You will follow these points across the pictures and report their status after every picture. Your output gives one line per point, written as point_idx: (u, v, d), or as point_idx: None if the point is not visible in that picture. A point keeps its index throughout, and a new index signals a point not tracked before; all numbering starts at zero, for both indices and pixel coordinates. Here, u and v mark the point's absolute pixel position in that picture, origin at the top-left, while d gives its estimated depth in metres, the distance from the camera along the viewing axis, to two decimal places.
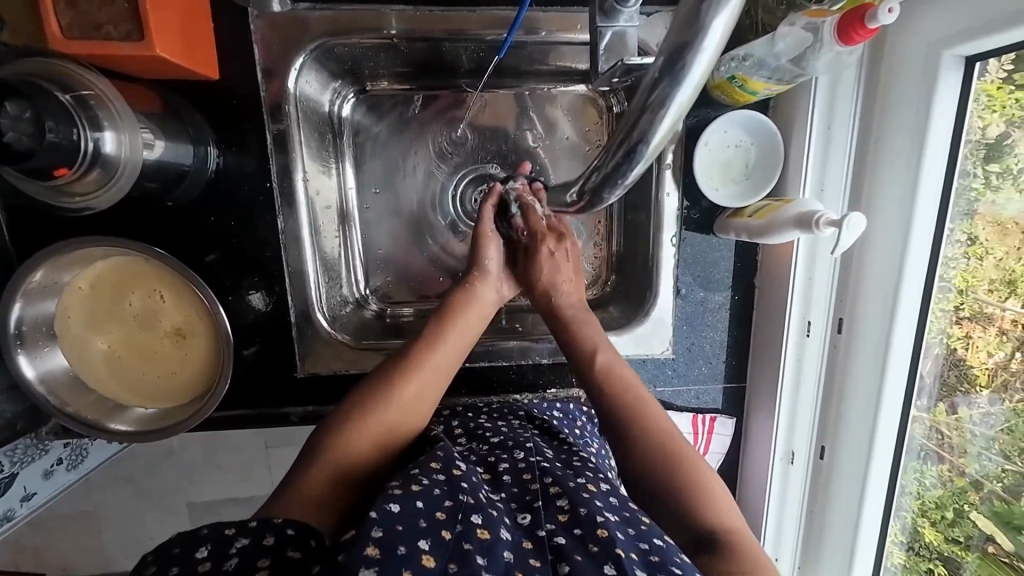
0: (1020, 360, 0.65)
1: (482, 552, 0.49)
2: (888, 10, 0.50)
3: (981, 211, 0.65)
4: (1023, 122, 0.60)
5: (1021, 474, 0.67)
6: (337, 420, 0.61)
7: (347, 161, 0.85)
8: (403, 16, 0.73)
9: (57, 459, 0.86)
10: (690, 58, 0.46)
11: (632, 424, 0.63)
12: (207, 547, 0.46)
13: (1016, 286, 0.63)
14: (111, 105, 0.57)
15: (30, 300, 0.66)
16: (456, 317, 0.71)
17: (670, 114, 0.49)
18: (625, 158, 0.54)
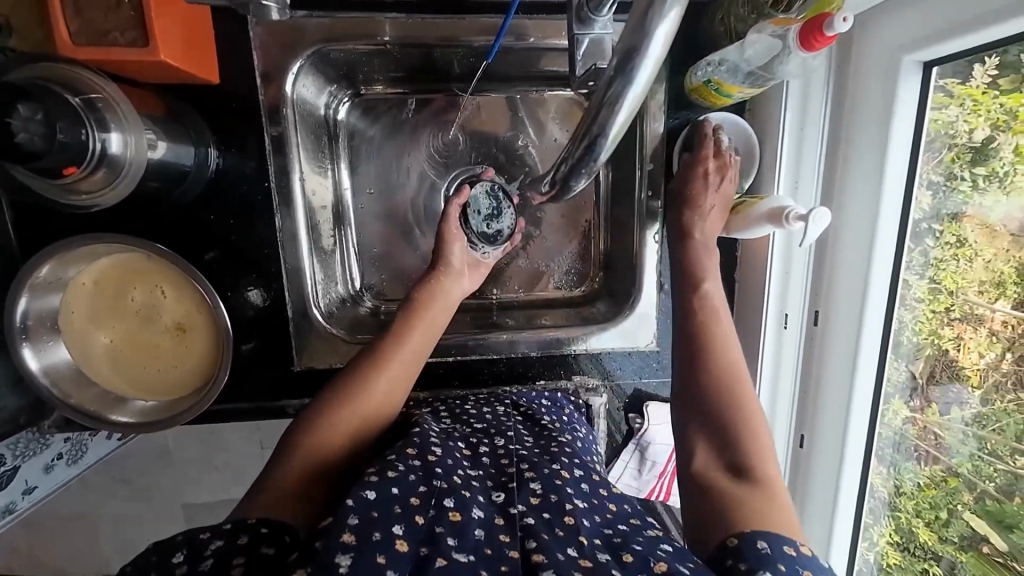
0: (1011, 361, 0.64)
1: (453, 534, 0.51)
2: (843, 19, 0.54)
3: (970, 212, 0.66)
4: (1007, 127, 0.60)
5: (1012, 473, 0.66)
6: (305, 417, 0.63)
7: (342, 161, 0.88)
8: (398, 23, 0.77)
9: (57, 454, 0.90)
10: (639, 60, 0.47)
11: (716, 348, 0.65)
12: (181, 554, 0.46)
13: (1004, 288, 0.63)
14: (119, 108, 0.60)
15: (36, 295, 0.69)
16: (422, 312, 0.73)
17: (625, 107, 0.51)
18: (589, 149, 0.55)
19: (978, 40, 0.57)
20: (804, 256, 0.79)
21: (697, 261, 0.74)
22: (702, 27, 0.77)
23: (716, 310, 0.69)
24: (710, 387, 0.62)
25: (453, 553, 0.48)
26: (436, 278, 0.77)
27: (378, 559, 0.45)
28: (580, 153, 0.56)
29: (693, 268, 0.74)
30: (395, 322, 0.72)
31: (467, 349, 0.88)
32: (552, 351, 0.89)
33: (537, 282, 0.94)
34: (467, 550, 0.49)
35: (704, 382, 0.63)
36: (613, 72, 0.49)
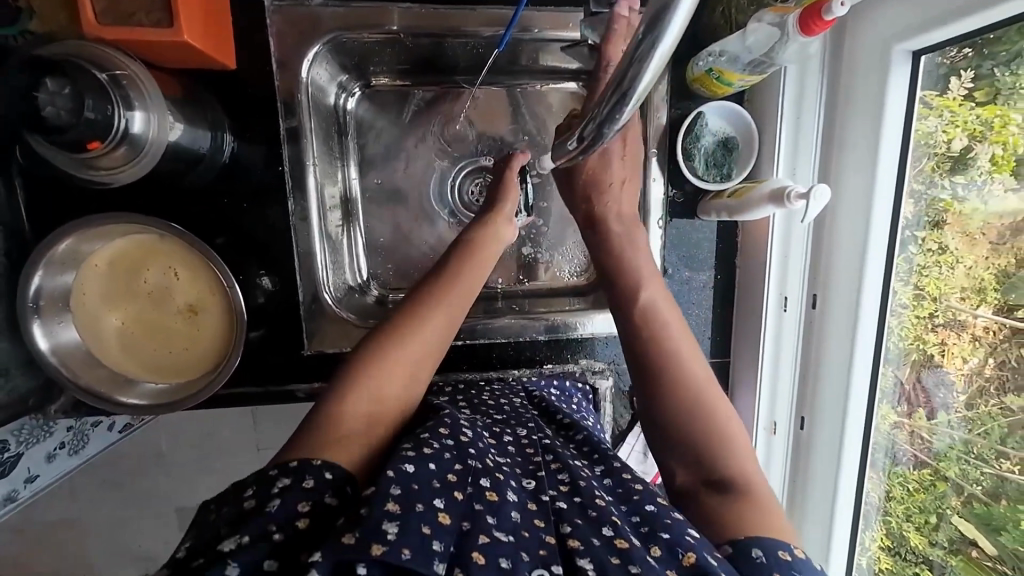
0: (993, 366, 0.69)
1: (491, 512, 0.53)
2: (841, 3, 0.58)
3: (950, 220, 0.70)
4: (982, 138, 0.66)
5: (998, 478, 0.70)
6: (348, 372, 0.61)
7: (351, 149, 0.89)
8: (404, 14, 0.79)
9: (60, 442, 0.94)
10: (670, 15, 0.42)
11: (670, 362, 0.64)
12: (252, 489, 0.51)
13: (985, 295, 0.68)
14: (144, 87, 0.61)
15: (49, 273, 0.69)
16: (460, 277, 0.71)
17: (655, 64, 0.45)
18: (618, 104, 0.49)
19: (960, 29, 0.62)
20: (803, 239, 0.82)
21: (629, 267, 0.74)
22: (702, 19, 0.81)
23: (661, 320, 0.68)
24: (677, 404, 0.62)
25: (493, 531, 0.50)
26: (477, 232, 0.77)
27: (423, 530, 0.48)
28: (608, 108, 0.50)
29: (629, 278, 0.74)
30: (432, 285, 0.70)
31: (475, 331, 0.90)
32: (558, 334, 0.91)
33: (542, 271, 0.96)
34: (507, 530, 0.51)
35: (667, 404, 0.62)
36: (642, 31, 0.44)
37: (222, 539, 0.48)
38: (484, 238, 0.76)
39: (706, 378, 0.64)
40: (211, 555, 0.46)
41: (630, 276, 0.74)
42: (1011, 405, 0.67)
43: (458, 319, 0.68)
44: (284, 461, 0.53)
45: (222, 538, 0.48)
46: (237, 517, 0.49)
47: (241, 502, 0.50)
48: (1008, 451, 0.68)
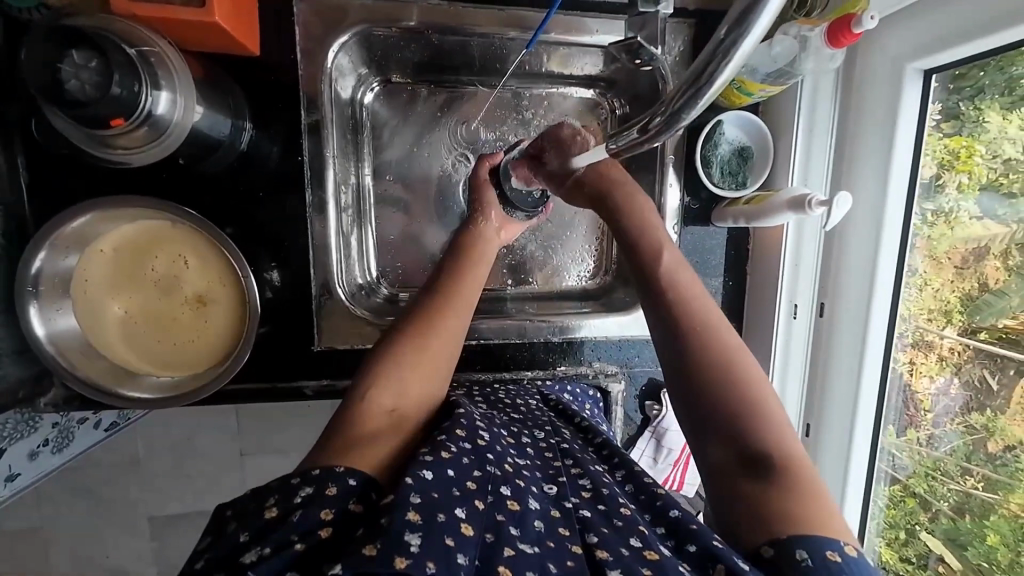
0: (957, 386, 0.76)
1: (514, 522, 0.51)
2: (871, 17, 0.60)
3: (919, 244, 0.77)
4: (948, 165, 0.73)
5: (964, 493, 0.76)
6: (364, 375, 0.62)
7: (367, 145, 0.88)
8: (425, 9, 0.79)
9: (44, 439, 0.90)
10: (762, 7, 0.39)
11: (701, 336, 0.60)
12: (275, 497, 0.50)
13: (950, 316, 0.75)
14: (172, 66, 0.60)
15: (53, 253, 0.66)
16: (462, 281, 0.72)
17: (736, 61, 0.42)
18: (691, 100, 0.45)
19: (969, 51, 0.65)
20: (814, 248, 0.84)
21: (649, 232, 0.70)
22: None
23: (686, 291, 0.64)
24: (710, 382, 0.58)
25: (518, 543, 0.49)
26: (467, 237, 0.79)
27: (446, 541, 0.46)
28: (678, 105, 0.46)
29: (645, 246, 0.69)
30: (433, 292, 0.71)
31: (489, 331, 0.89)
32: (571, 337, 0.91)
33: (554, 273, 0.96)
34: (531, 541, 0.50)
35: (698, 381, 0.58)
36: (726, 27, 0.41)
37: (244, 549, 0.46)
38: (479, 243, 0.79)
39: (739, 345, 0.60)
40: (232, 567, 0.45)
41: (647, 245, 0.69)
42: (975, 423, 0.74)
43: (466, 322, 0.70)
44: (307, 468, 0.52)
45: (245, 548, 0.47)
46: (260, 527, 0.48)
47: (263, 511, 0.49)
48: (972, 468, 0.75)
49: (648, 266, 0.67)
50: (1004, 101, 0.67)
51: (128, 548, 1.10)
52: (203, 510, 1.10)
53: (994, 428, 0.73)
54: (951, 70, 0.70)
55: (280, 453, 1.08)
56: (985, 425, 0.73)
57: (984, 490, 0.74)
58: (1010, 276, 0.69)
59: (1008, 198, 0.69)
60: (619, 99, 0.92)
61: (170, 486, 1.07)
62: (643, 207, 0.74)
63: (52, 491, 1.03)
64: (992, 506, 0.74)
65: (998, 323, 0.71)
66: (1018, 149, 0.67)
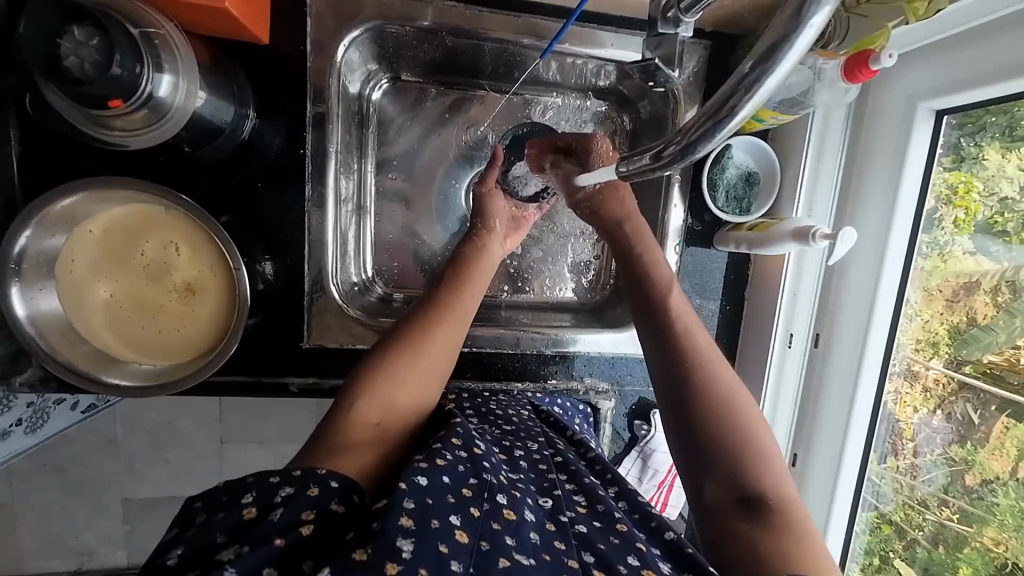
0: (940, 418, 0.76)
1: (510, 532, 0.50)
2: (889, 55, 0.60)
3: (916, 278, 0.76)
4: (946, 200, 0.73)
5: (938, 524, 0.77)
6: (352, 386, 0.61)
7: (371, 140, 0.87)
8: (438, 9, 0.78)
9: (18, 418, 0.86)
10: (786, 49, 0.38)
11: (698, 373, 0.60)
12: (251, 495, 0.48)
13: (937, 347, 0.75)
14: (175, 50, 0.58)
15: (40, 231, 0.64)
16: (453, 294, 0.71)
17: (759, 97, 0.40)
18: (711, 131, 0.43)
19: (980, 95, 0.65)
20: (814, 278, 0.83)
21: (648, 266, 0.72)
22: (736, 55, 0.83)
23: (689, 328, 0.64)
24: (709, 414, 0.58)
25: (514, 554, 0.48)
26: (478, 238, 0.79)
27: (440, 549, 0.45)
28: (696, 135, 0.44)
29: (650, 282, 0.70)
30: (432, 305, 0.69)
31: (485, 339, 0.88)
32: (564, 350, 0.90)
33: (549, 285, 0.95)
34: (527, 553, 0.49)
35: (698, 413, 0.58)
36: (749, 63, 0.40)
37: (221, 548, 0.45)
38: (478, 254, 0.77)
39: (738, 383, 0.60)
40: (209, 564, 0.44)
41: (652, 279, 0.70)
42: (955, 456, 0.75)
43: (456, 341, 0.67)
44: (287, 469, 0.51)
45: (223, 545, 0.45)
46: (237, 526, 0.46)
47: (239, 509, 0.47)
48: (949, 500, 0.76)
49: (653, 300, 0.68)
50: (1003, 140, 0.67)
51: (98, 532, 1.07)
52: (179, 496, 1.08)
53: (973, 461, 0.73)
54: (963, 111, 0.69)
55: (262, 445, 1.06)
56: (965, 459, 0.74)
57: (958, 521, 0.75)
58: (998, 312, 0.69)
59: (1000, 237, 0.69)
60: (628, 115, 0.92)
61: (146, 471, 1.05)
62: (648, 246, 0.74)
63: (23, 471, 1.01)
64: (965, 538, 0.75)
65: (982, 358, 0.71)
66: (1013, 187, 0.67)
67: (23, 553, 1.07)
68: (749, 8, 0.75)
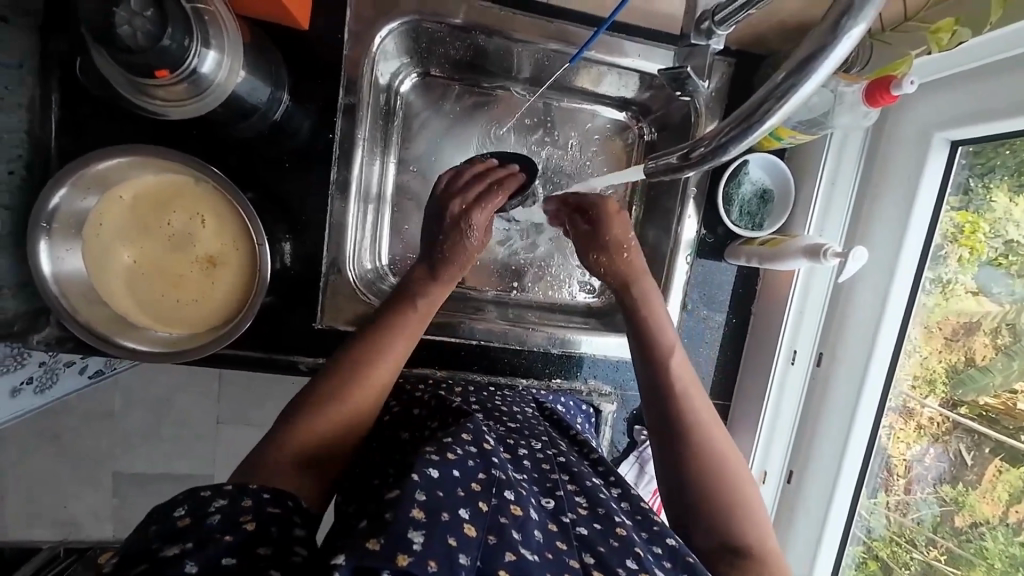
0: (931, 456, 0.78)
1: (516, 528, 0.51)
2: (911, 82, 0.62)
3: (938, 309, 0.76)
4: (949, 238, 0.75)
5: (925, 564, 0.79)
6: (306, 401, 0.61)
7: (398, 131, 0.89)
8: (472, 8, 0.79)
9: (28, 377, 0.86)
10: (821, 60, 0.40)
11: (693, 436, 0.65)
12: (184, 508, 0.47)
13: (934, 385, 0.77)
14: (223, 26, 0.60)
15: (74, 190, 0.66)
16: (405, 310, 0.70)
17: (792, 104, 0.43)
18: (741, 134, 0.46)
19: (998, 128, 0.66)
20: (822, 295, 0.84)
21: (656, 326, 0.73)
22: (760, 74, 0.85)
23: (689, 393, 0.67)
24: (702, 483, 0.63)
25: (520, 549, 0.49)
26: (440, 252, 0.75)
27: (448, 541, 0.45)
28: (728, 137, 0.47)
29: (654, 343, 0.72)
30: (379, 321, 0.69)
31: (493, 334, 0.88)
32: (570, 351, 0.91)
33: (558, 285, 0.96)
34: (532, 549, 0.50)
35: (694, 469, 0.63)
36: (783, 74, 0.42)
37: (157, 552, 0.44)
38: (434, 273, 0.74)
39: (729, 447, 0.65)
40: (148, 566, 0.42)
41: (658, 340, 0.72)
42: (944, 496, 0.76)
43: (399, 355, 0.67)
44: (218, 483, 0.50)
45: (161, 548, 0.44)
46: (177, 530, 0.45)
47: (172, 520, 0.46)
48: (937, 540, 0.78)
49: (653, 371, 0.69)
50: (1011, 184, 0.70)
51: (89, 502, 1.08)
52: (173, 469, 1.08)
53: (963, 503, 0.75)
54: (978, 144, 0.71)
55: (260, 426, 1.07)
56: (956, 499, 0.75)
57: (946, 563, 0.77)
58: (996, 354, 0.71)
59: (1006, 278, 0.71)
60: (649, 125, 0.94)
61: (144, 441, 1.06)
62: (647, 287, 0.77)
63: (23, 430, 1.02)
64: None
65: (978, 399, 0.73)
66: (1020, 232, 0.69)
67: (11, 515, 1.07)
68: (774, 31, 0.78)
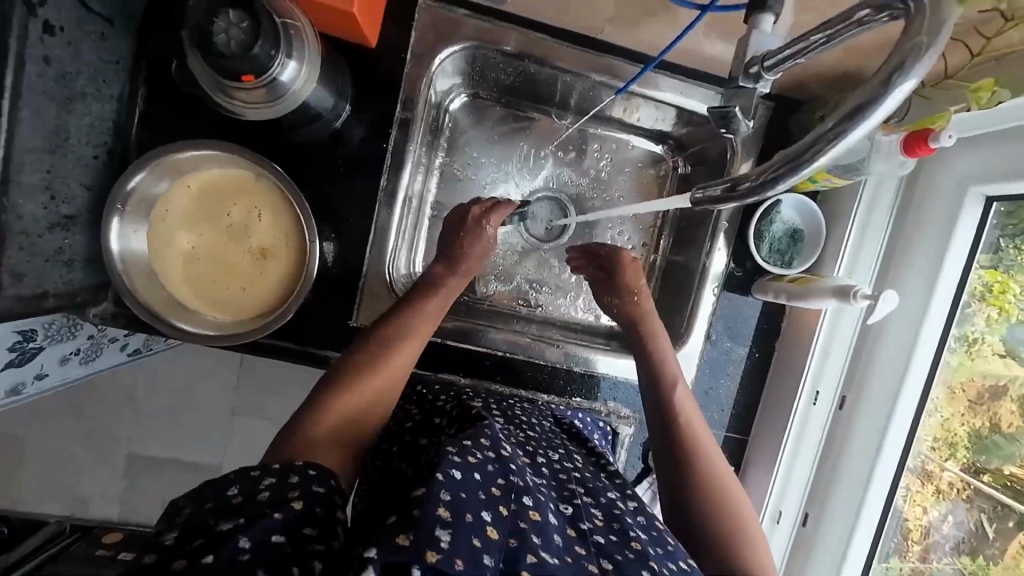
0: (949, 522, 0.80)
1: (536, 532, 0.52)
2: (949, 135, 0.64)
3: (963, 367, 0.78)
4: (976, 295, 0.76)
5: None
6: (327, 393, 0.65)
7: (444, 146, 0.94)
8: (526, 38, 0.84)
9: (77, 348, 0.89)
10: (868, 115, 0.43)
11: (695, 462, 0.67)
12: (236, 487, 0.50)
13: (955, 450, 0.79)
14: (305, 40, 0.65)
15: (150, 176, 0.71)
16: (425, 303, 0.76)
17: (840, 147, 0.45)
18: (788, 172, 0.48)
19: None
20: (848, 337, 0.84)
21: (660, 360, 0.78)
22: (797, 119, 0.88)
23: (691, 421, 0.71)
24: (705, 509, 0.64)
25: (542, 553, 0.50)
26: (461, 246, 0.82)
27: (473, 542, 0.47)
28: (773, 174, 0.50)
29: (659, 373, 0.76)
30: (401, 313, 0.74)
31: (518, 346, 0.90)
32: (592, 370, 0.92)
33: (582, 305, 0.99)
34: (554, 553, 0.51)
35: (697, 496, 0.65)
36: (831, 122, 0.45)
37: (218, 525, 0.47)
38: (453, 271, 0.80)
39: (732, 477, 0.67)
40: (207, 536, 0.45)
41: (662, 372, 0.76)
42: (961, 567, 0.79)
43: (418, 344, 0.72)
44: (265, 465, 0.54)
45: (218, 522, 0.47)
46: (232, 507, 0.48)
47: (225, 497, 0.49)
48: None
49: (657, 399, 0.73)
50: None
51: (109, 477, 1.11)
52: (192, 452, 1.11)
53: None
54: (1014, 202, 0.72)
55: (281, 418, 1.10)
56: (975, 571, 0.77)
57: None
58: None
59: None
60: (683, 159, 0.98)
61: (170, 421, 1.10)
62: (654, 326, 0.82)
63: (59, 399, 1.06)
64: None
65: (1003, 468, 0.75)
66: None
67: (33, 482, 1.10)
68: (816, 78, 0.81)
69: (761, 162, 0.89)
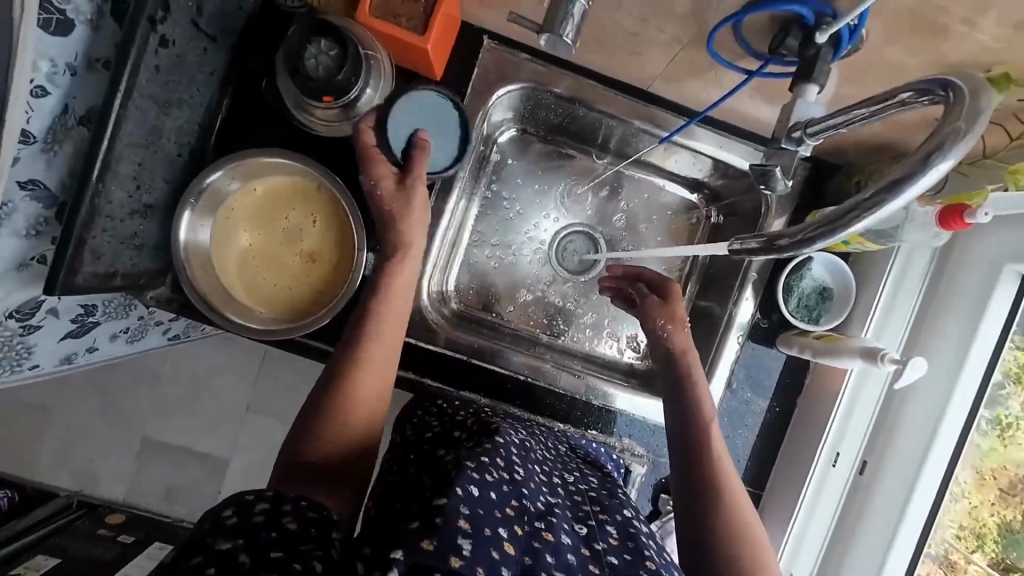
0: None
1: (550, 551, 0.53)
2: (985, 213, 0.66)
3: (991, 454, 0.79)
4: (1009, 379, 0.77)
5: None
6: (311, 419, 0.66)
7: (488, 174, 0.99)
8: (579, 84, 0.90)
9: (127, 327, 0.93)
10: (908, 186, 0.45)
11: (714, 485, 0.67)
12: (231, 508, 0.51)
13: (983, 542, 0.81)
14: (381, 67, 0.72)
15: (225, 175, 0.78)
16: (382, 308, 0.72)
17: (878, 216, 0.48)
18: (827, 233, 0.51)
19: None
20: (873, 399, 0.83)
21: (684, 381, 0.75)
22: (833, 181, 0.91)
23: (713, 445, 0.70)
24: (721, 533, 0.65)
25: (555, 572, 0.51)
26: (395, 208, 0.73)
27: (492, 554, 0.49)
28: (811, 233, 0.52)
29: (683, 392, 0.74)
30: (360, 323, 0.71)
31: (539, 372, 0.93)
32: (609, 405, 0.93)
33: (603, 339, 1.01)
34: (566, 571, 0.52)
35: (715, 518, 0.66)
36: (872, 190, 0.47)
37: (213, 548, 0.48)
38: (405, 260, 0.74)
39: (748, 503, 0.68)
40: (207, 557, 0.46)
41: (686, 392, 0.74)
42: None
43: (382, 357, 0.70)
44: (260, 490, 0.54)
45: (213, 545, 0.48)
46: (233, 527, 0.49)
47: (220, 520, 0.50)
48: None
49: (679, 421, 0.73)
50: None
51: (129, 456, 1.15)
52: (211, 440, 1.14)
53: None
54: None
55: None
56: None
57: None
58: None
59: None
60: (716, 210, 1.01)
61: (195, 408, 1.14)
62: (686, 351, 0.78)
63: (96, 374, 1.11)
64: None
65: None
66: None
67: (57, 452, 1.14)
68: (854, 145, 0.84)
69: (795, 218, 0.91)
